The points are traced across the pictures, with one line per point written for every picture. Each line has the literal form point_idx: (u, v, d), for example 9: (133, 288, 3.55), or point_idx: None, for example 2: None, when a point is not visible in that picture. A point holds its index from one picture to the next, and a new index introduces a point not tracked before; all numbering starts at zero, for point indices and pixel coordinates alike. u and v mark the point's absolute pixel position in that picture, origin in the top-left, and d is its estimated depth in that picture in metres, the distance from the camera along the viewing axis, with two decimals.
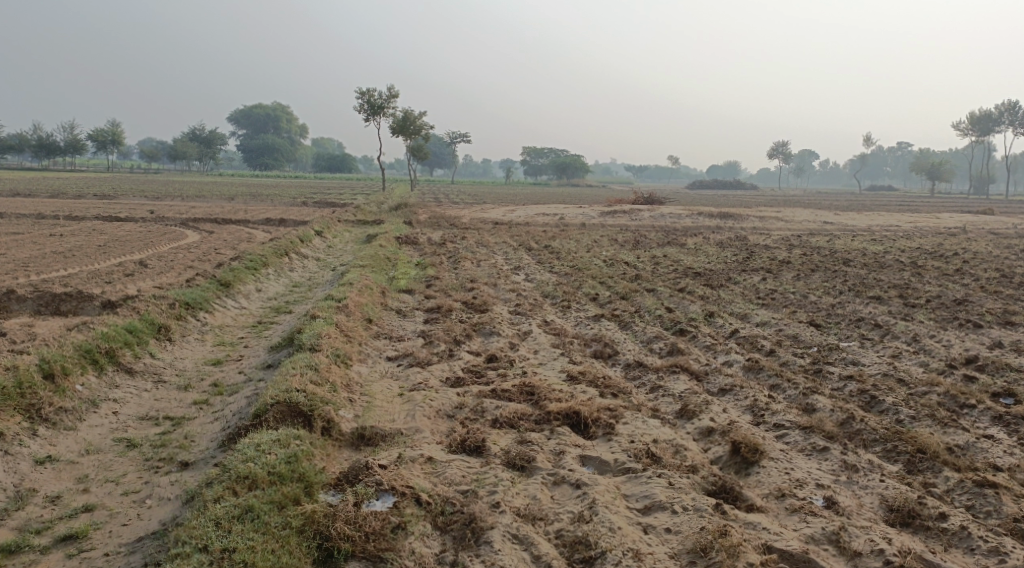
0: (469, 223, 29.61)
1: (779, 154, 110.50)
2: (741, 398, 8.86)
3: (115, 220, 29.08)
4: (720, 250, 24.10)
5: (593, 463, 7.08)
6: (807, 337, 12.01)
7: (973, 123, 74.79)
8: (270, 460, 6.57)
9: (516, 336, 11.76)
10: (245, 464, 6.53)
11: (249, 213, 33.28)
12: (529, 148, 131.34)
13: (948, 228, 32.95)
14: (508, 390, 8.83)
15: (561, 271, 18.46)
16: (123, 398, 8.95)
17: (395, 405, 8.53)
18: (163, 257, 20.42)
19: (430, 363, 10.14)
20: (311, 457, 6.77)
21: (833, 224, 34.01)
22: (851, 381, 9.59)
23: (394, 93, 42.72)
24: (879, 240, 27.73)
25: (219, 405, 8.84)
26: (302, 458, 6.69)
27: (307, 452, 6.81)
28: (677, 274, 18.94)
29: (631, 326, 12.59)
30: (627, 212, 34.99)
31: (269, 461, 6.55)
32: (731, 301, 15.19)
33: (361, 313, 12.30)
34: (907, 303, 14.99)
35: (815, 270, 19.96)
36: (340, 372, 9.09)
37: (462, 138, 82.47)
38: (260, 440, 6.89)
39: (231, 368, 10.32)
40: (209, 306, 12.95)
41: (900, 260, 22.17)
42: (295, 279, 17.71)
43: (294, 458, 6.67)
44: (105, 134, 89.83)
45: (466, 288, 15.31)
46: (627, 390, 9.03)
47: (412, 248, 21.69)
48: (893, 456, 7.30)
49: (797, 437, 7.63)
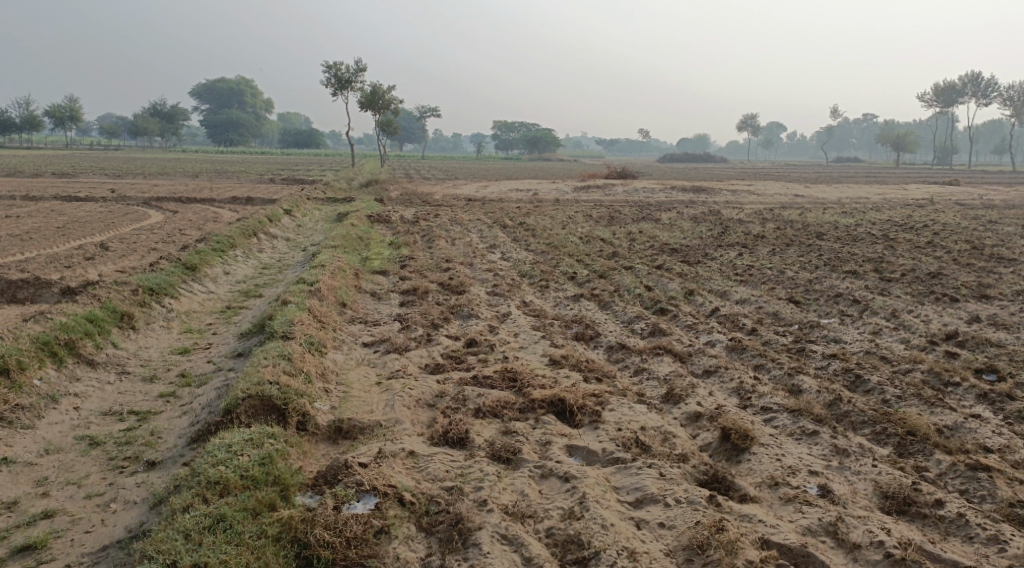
0: (441, 200, 29.14)
1: (748, 129, 110.73)
2: (727, 380, 8.68)
3: (75, 201, 28.21)
4: (695, 225, 23.96)
5: (580, 454, 6.87)
6: (788, 315, 11.87)
7: (937, 94, 75.35)
8: (242, 463, 6.25)
9: (494, 319, 11.48)
10: (216, 468, 6.20)
11: (214, 191, 32.53)
12: (499, 122, 130.27)
13: (917, 200, 33.05)
14: (489, 377, 8.57)
15: (537, 249, 18.19)
16: (85, 393, 8.57)
17: (372, 395, 8.24)
18: (126, 239, 19.82)
19: (408, 349, 9.84)
20: (286, 456, 6.47)
21: (804, 197, 34.06)
22: (835, 360, 9.45)
23: (362, 67, 41.76)
24: (851, 213, 27.74)
25: (187, 398, 8.51)
26: (276, 458, 6.38)
27: (281, 452, 6.49)
28: (654, 250, 18.74)
29: (611, 306, 12.36)
30: (600, 186, 34.71)
31: (242, 464, 6.23)
32: (709, 278, 15.03)
33: (334, 297, 11.94)
34: (884, 277, 14.93)
35: (790, 244, 19.90)
36: (314, 361, 8.76)
37: (433, 112, 81.39)
38: (231, 440, 6.56)
39: (200, 358, 9.96)
40: (175, 291, 12.52)
41: (873, 233, 22.14)
42: (265, 260, 17.27)
43: (268, 459, 6.35)
44: (63, 110, 87.27)
45: (441, 268, 14.97)
46: (611, 374, 8.82)
47: (384, 226, 21.27)
48: (883, 439, 7.17)
49: (786, 421, 7.47)
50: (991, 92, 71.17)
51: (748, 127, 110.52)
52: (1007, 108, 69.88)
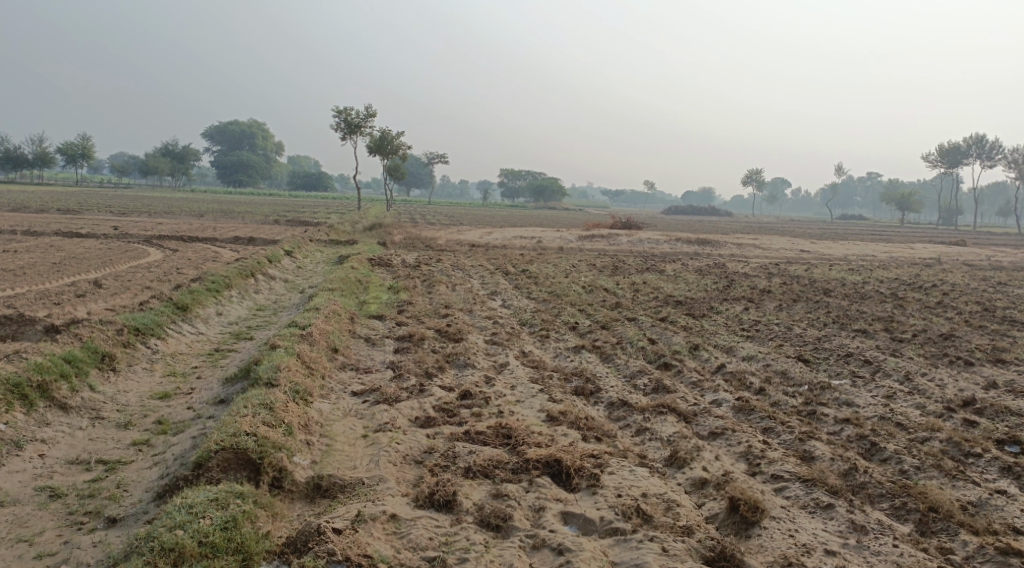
0: (444, 245, 28.86)
1: (755, 182, 111.09)
2: (734, 443, 8.16)
3: (76, 237, 27.97)
4: (700, 277, 23.60)
5: (576, 522, 6.36)
6: (797, 374, 11.38)
7: (942, 154, 75.73)
8: (203, 527, 5.75)
9: (491, 369, 11.01)
10: (173, 532, 5.70)
11: (217, 230, 32.32)
12: (506, 170, 131.08)
13: (923, 259, 32.73)
14: (482, 433, 8.07)
15: (539, 297, 17.81)
16: (53, 439, 8.10)
17: (357, 449, 7.73)
18: (122, 276, 19.47)
19: (398, 400, 9.35)
20: (253, 520, 5.97)
21: (810, 252, 33.77)
22: (848, 425, 8.94)
23: (371, 113, 41.93)
24: (857, 270, 27.38)
25: (160, 447, 8.04)
26: (241, 522, 5.88)
27: (249, 514, 5.99)
28: (658, 302, 18.33)
29: (613, 359, 11.88)
30: (605, 236, 34.47)
31: (202, 529, 5.73)
32: (715, 332, 14.57)
33: (326, 342, 11.49)
34: (894, 337, 14.47)
35: (797, 300, 19.50)
36: (298, 411, 8.27)
37: (440, 158, 81.77)
38: (195, 499, 6.07)
39: (180, 404, 9.50)
40: (162, 332, 12.09)
41: (881, 291, 21.75)
42: (260, 301, 16.87)
43: (232, 523, 5.86)
44: (74, 147, 87.83)
45: (439, 315, 14.55)
46: (611, 433, 8.31)
47: (385, 270, 20.94)
48: (903, 514, 6.66)
49: (798, 491, 6.95)
50: (996, 154, 71.40)
51: (754, 182, 110.86)
52: (1012, 170, 70.10)
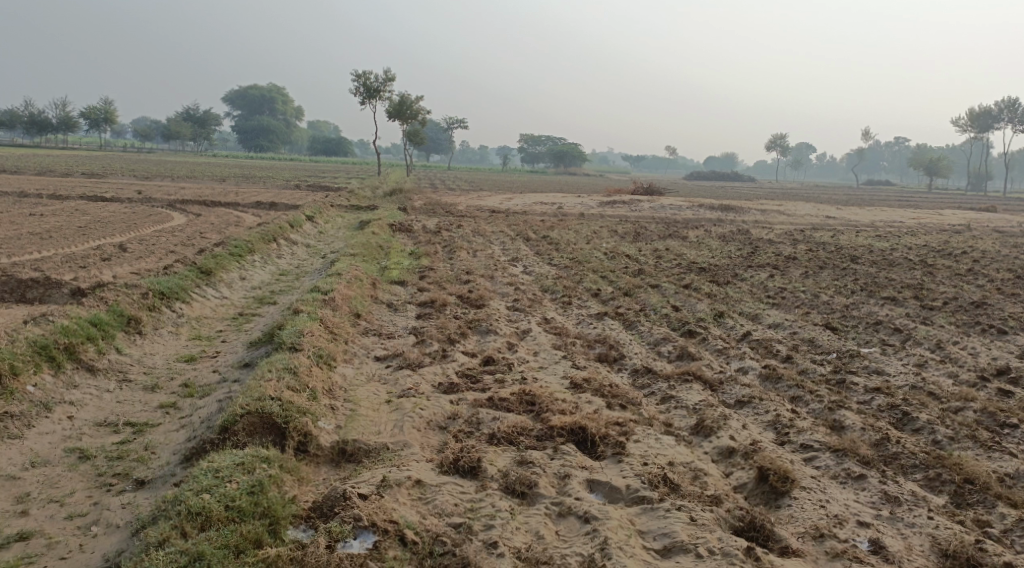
0: (465, 211, 28.68)
1: (780, 147, 109.30)
2: (762, 412, 8.06)
3: (99, 201, 28.10)
4: (724, 244, 23.31)
5: (602, 490, 6.32)
6: (824, 342, 11.22)
7: (972, 119, 74.13)
8: (230, 491, 5.76)
9: (514, 336, 10.95)
10: (200, 496, 5.71)
11: (238, 195, 32.33)
12: (526, 135, 130.00)
13: (952, 226, 32.11)
14: (506, 400, 8.01)
15: (561, 263, 17.68)
16: (80, 401, 8.15)
17: (381, 414, 7.71)
18: (145, 240, 19.54)
19: (422, 366, 9.31)
20: (279, 484, 5.97)
21: (836, 219, 33.27)
22: (878, 394, 8.80)
23: (391, 76, 41.56)
24: (884, 237, 26.90)
25: (187, 410, 8.08)
26: (268, 487, 5.88)
27: (275, 479, 5.99)
28: (681, 269, 18.13)
29: (637, 326, 11.77)
30: (626, 202, 34.11)
31: (229, 493, 5.73)
32: (740, 299, 14.40)
33: (349, 307, 11.47)
34: (924, 305, 14.22)
35: (823, 267, 19.22)
36: (322, 376, 8.26)
37: (461, 123, 81.17)
38: (221, 464, 6.07)
39: (205, 367, 9.53)
40: (186, 296, 12.12)
41: (909, 258, 21.37)
42: (283, 266, 16.87)
43: (259, 487, 5.86)
44: (97, 111, 87.95)
45: (460, 280, 14.48)
46: (636, 401, 8.22)
47: (406, 235, 20.86)
48: (936, 486, 6.55)
49: (829, 461, 6.85)
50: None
51: (779, 147, 109.10)
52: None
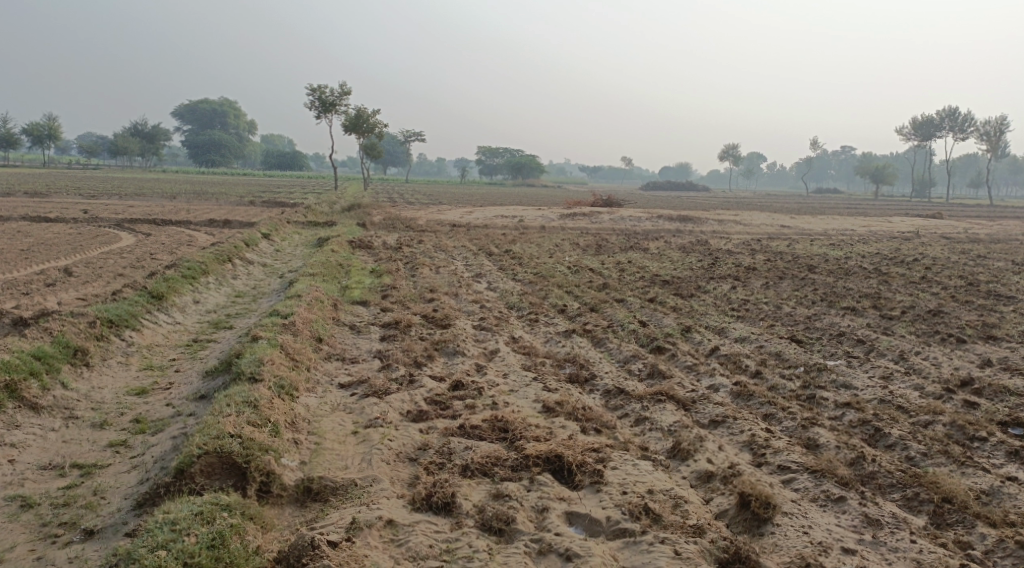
0: (425, 226, 28.36)
1: (732, 157, 110.93)
2: (737, 432, 7.89)
3: (44, 221, 27.16)
4: (684, 255, 23.35)
5: (582, 523, 6.10)
6: (792, 355, 11.15)
7: (916, 127, 76.01)
8: (188, 546, 5.40)
9: (481, 357, 10.68)
10: (155, 553, 5.35)
11: (191, 213, 31.57)
12: (482, 147, 129.97)
13: (903, 233, 32.66)
14: (477, 427, 7.74)
15: (524, 279, 17.47)
16: (23, 442, 7.70)
17: (347, 447, 7.39)
18: (93, 263, 18.85)
19: (388, 393, 8.99)
20: (241, 535, 5.63)
21: (791, 228, 33.65)
22: (849, 410, 8.71)
23: (346, 90, 41.10)
24: (839, 245, 27.24)
25: (139, 449, 7.67)
26: (229, 539, 5.54)
27: (237, 529, 5.65)
28: (644, 282, 18.05)
29: (605, 344, 11.58)
30: (586, 214, 34.11)
31: (187, 549, 5.38)
32: (705, 313, 14.31)
33: (309, 331, 11.10)
34: (884, 314, 14.30)
35: (784, 277, 19.30)
36: (284, 408, 7.89)
37: (417, 136, 80.73)
38: (177, 513, 5.71)
39: (158, 400, 9.10)
40: (137, 323, 11.63)
41: (865, 266, 21.61)
42: (239, 288, 16.38)
43: (219, 540, 5.52)
44: (41, 128, 85.48)
45: (423, 299, 14.16)
46: (611, 424, 8.01)
47: (366, 252, 20.49)
48: (916, 506, 6.44)
49: (808, 483, 6.71)
50: (968, 127, 71.62)
51: (731, 156, 110.77)
52: (983, 143, 70.39)
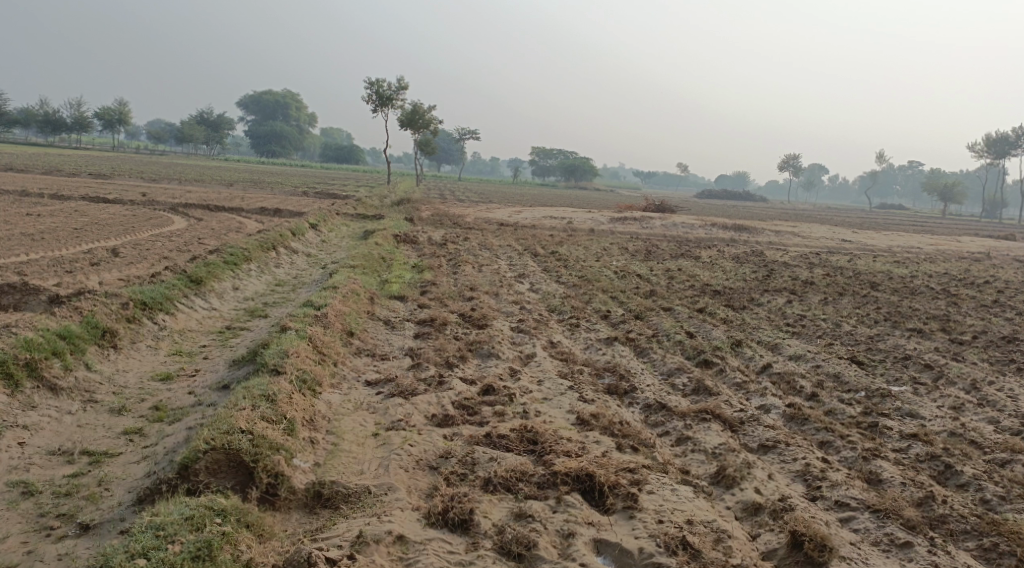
0: (473, 224, 27.99)
1: (791, 167, 108.69)
2: (789, 460, 7.25)
3: (102, 202, 27.54)
4: (738, 265, 22.53)
5: (609, 553, 5.60)
6: (852, 378, 10.39)
7: (989, 145, 73.22)
8: (172, 557, 5.10)
9: (517, 361, 10.18)
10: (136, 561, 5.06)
11: (243, 200, 31.75)
12: (537, 148, 129.42)
13: (972, 253, 31.22)
14: (505, 437, 7.23)
15: (569, 281, 16.95)
16: (37, 424, 7.45)
17: (365, 450, 6.96)
18: (140, 245, 18.88)
19: (415, 394, 8.54)
20: (231, 546, 5.29)
21: (852, 242, 32.42)
22: (915, 443, 7.99)
23: (403, 86, 41.04)
24: (903, 263, 26.04)
25: (153, 438, 7.37)
26: (217, 551, 5.22)
27: (228, 539, 5.31)
28: (694, 291, 17.35)
29: (648, 354, 10.97)
30: (638, 219, 33.38)
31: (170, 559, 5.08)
32: (758, 327, 13.57)
33: (341, 324, 10.73)
34: (953, 338, 13.37)
35: (843, 293, 18.40)
36: (304, 404, 7.50)
37: (472, 134, 80.47)
38: (168, 518, 5.40)
39: (181, 388, 8.80)
40: (171, 307, 11.40)
41: (932, 286, 20.51)
42: (280, 276, 16.16)
43: (207, 550, 5.20)
44: (111, 113, 87.57)
45: (463, 297, 13.71)
46: (649, 442, 7.42)
47: (410, 247, 20.18)
48: (993, 559, 5.78)
49: (868, 523, 6.07)
50: None
51: (791, 167, 108.24)
52: None
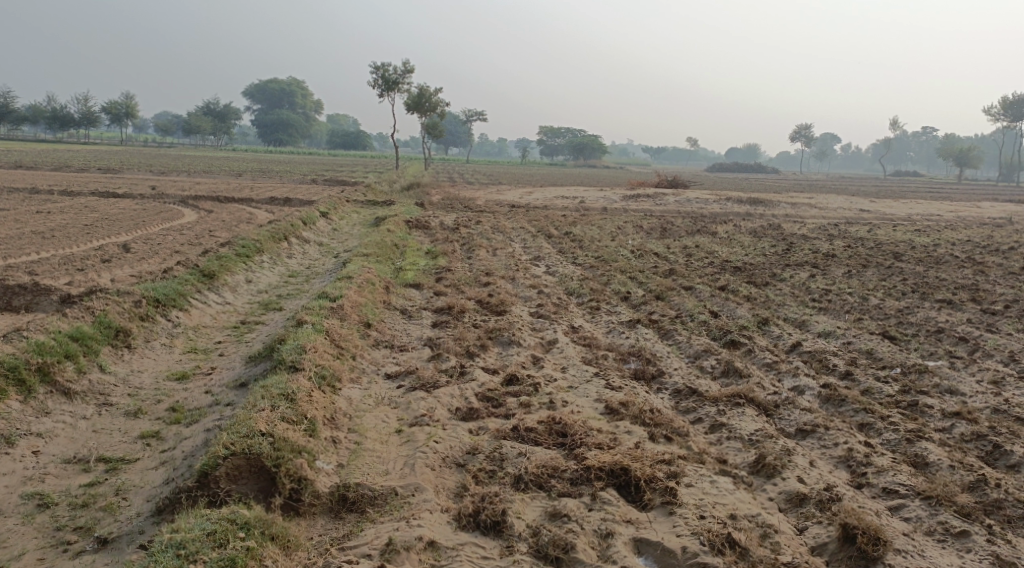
0: (484, 206, 27.63)
1: (802, 137, 107.28)
2: (830, 444, 6.96)
3: (112, 197, 27.37)
4: (756, 240, 22.12)
5: (651, 553, 5.37)
6: (885, 354, 10.05)
7: (1004, 108, 71.97)
8: None
9: (539, 348, 9.90)
10: None
11: (253, 190, 31.50)
12: (545, 127, 128.41)
13: (993, 219, 30.65)
14: (532, 430, 6.97)
15: (586, 263, 16.62)
16: (51, 431, 7.27)
17: (389, 448, 6.72)
18: (151, 240, 18.67)
19: (437, 386, 8.28)
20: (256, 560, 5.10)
21: (870, 212, 31.88)
22: (960, 421, 7.68)
23: (408, 68, 40.57)
24: (925, 232, 25.49)
25: (170, 442, 7.16)
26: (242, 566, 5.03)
27: (252, 554, 5.12)
28: (714, 268, 16.98)
29: (673, 337, 10.67)
30: (651, 196, 32.91)
31: None
32: (783, 303, 13.22)
33: (358, 316, 10.47)
34: (985, 309, 12.97)
35: (866, 265, 18.01)
36: (324, 401, 7.26)
37: (479, 115, 79.82)
38: (188, 533, 5.20)
39: (197, 387, 8.58)
40: (184, 303, 11.18)
41: (956, 255, 20.02)
42: (293, 267, 15.91)
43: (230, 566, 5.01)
44: (118, 106, 87.39)
45: (479, 283, 13.41)
46: (683, 430, 7.13)
47: (423, 232, 19.89)
48: None
49: (920, 512, 5.81)
50: None
51: (802, 138, 106.81)
52: None
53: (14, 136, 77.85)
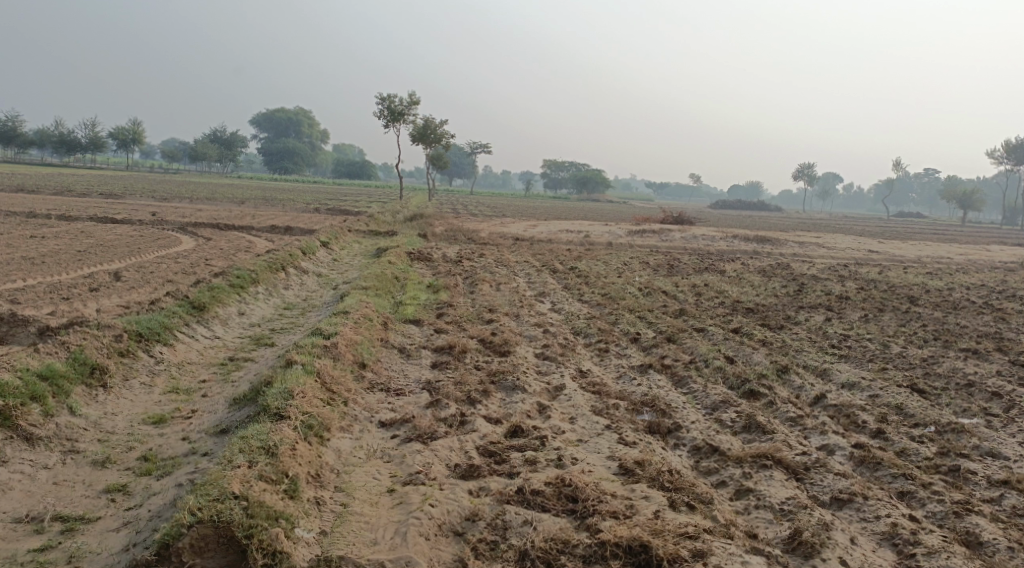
0: (488, 239, 27.09)
1: (805, 176, 107.22)
2: (870, 517, 6.26)
3: (110, 222, 26.81)
4: (766, 279, 21.48)
5: None
6: (917, 410, 9.32)
7: (1008, 150, 71.90)
8: None
9: (545, 396, 9.20)
10: None
11: (255, 218, 30.96)
12: (548, 159, 128.58)
13: (1005, 263, 30.06)
14: (539, 493, 6.25)
15: (593, 300, 15.99)
16: (6, 485, 6.62)
17: (380, 511, 6.03)
18: (145, 268, 18.03)
19: (435, 438, 7.57)
20: None
21: (880, 253, 31.28)
22: (1010, 492, 6.96)
23: (414, 100, 40.32)
24: (937, 275, 24.87)
25: (138, 497, 6.47)
26: None
27: None
28: (725, 309, 16.32)
29: (687, 385, 9.96)
30: (656, 231, 32.35)
31: None
32: (801, 349, 12.53)
33: (352, 356, 9.79)
34: (1013, 360, 12.28)
35: (883, 308, 17.35)
36: (309, 455, 6.55)
37: (484, 147, 79.64)
38: None
39: (174, 432, 7.89)
40: (169, 337, 10.51)
41: (973, 300, 19.35)
42: (289, 299, 15.26)
43: None
44: (126, 132, 87.37)
45: (482, 320, 12.74)
46: (707, 497, 6.43)
47: (425, 265, 19.29)
48: None
49: None
50: None
51: (805, 176, 106.76)
52: None
53: (20, 159, 77.68)
